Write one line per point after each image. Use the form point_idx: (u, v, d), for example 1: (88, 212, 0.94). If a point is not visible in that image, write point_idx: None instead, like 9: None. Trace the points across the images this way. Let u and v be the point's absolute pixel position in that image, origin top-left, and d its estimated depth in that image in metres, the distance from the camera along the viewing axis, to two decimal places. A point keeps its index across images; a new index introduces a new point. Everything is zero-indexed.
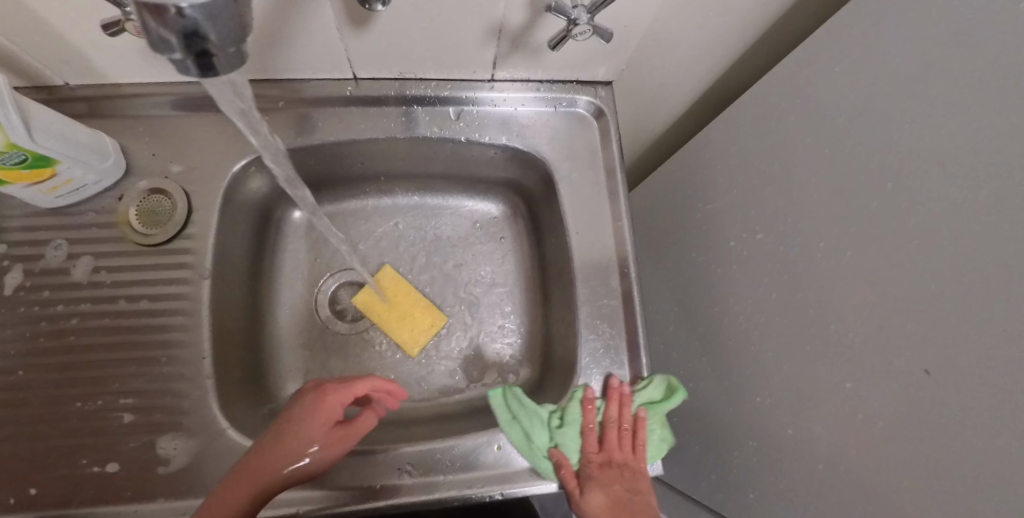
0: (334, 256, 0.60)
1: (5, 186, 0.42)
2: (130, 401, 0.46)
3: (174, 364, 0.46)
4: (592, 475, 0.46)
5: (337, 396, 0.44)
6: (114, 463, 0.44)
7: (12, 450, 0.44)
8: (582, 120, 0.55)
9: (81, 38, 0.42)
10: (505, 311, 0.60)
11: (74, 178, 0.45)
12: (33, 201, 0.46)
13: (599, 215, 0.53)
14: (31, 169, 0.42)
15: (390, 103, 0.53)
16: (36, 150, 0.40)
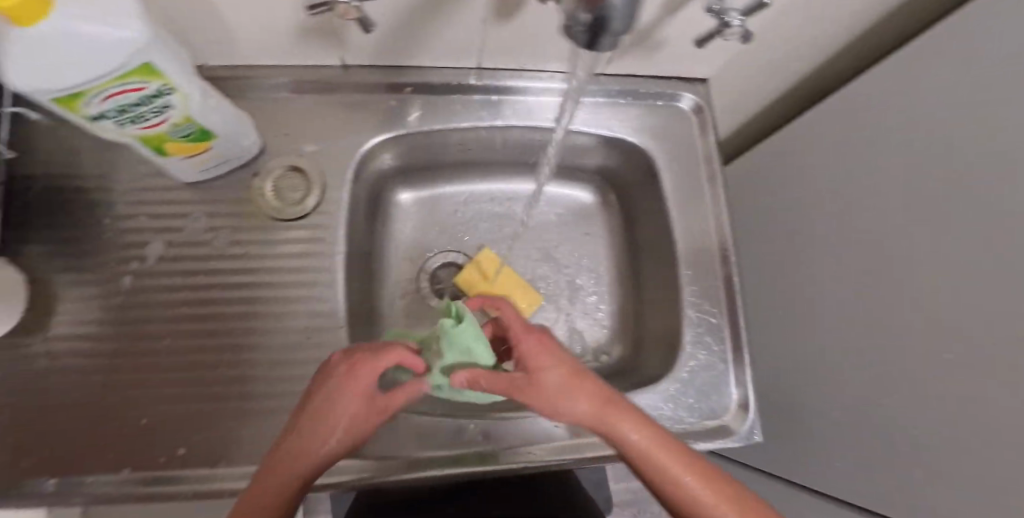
0: (440, 236, 0.62)
1: (168, 158, 0.45)
2: (270, 367, 0.48)
3: (311, 334, 0.49)
4: (528, 356, 0.40)
5: (362, 373, 0.39)
6: (259, 426, 0.47)
7: (160, 410, 0.47)
8: (684, 113, 0.58)
9: (239, 20, 0.43)
10: (602, 290, 0.63)
11: (223, 154, 0.48)
12: (182, 174, 0.48)
13: (701, 203, 0.56)
14: (194, 142, 0.44)
15: (507, 92, 0.56)
16: (205, 124, 0.43)
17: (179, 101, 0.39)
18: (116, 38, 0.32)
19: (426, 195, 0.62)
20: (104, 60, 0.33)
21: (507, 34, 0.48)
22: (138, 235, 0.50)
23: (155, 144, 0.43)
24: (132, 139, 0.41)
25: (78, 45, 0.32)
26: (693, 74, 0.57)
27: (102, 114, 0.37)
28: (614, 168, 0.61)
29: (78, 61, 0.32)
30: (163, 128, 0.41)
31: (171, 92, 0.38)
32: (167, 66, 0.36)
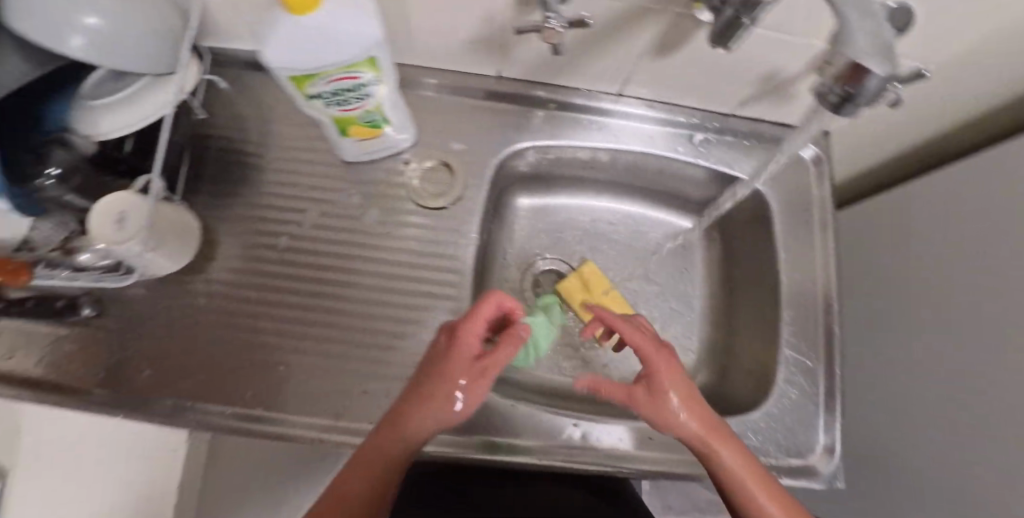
0: (549, 245, 0.66)
1: (346, 138, 0.50)
2: (398, 340, 0.53)
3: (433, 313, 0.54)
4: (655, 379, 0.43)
5: (465, 332, 0.41)
6: (381, 391, 0.51)
7: (296, 362, 0.51)
8: (802, 162, 0.61)
9: (433, 26, 0.50)
10: (693, 318, 0.66)
11: (388, 140, 0.53)
12: (347, 154, 0.53)
13: (807, 247, 0.59)
14: (371, 128, 0.49)
15: (641, 120, 0.60)
16: (388, 113, 0.48)
17: (379, 91, 0.45)
18: (361, 33, 0.38)
19: (542, 203, 0.66)
20: (344, 50, 0.38)
21: (658, 66, 0.53)
22: (297, 202, 0.56)
23: (343, 126, 0.48)
24: (328, 119, 0.47)
25: (332, 35, 0.37)
26: (816, 126, 0.60)
27: (319, 94, 0.43)
28: (724, 204, 0.64)
29: (326, 49, 0.38)
30: (356, 113, 0.46)
31: (378, 83, 0.43)
32: (383, 61, 0.42)
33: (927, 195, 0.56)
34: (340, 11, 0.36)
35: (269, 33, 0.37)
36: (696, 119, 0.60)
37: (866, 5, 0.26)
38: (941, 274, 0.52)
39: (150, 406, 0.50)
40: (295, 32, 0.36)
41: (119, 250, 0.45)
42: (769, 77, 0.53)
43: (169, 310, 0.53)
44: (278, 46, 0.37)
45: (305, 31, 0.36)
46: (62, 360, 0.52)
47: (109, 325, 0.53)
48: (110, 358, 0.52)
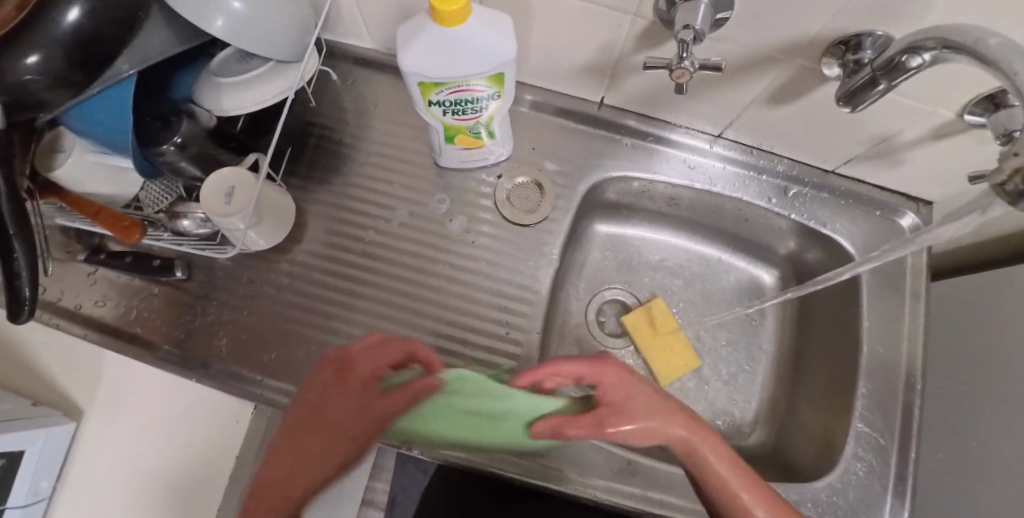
0: (618, 275, 0.66)
1: (449, 145, 0.51)
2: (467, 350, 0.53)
3: (503, 327, 0.54)
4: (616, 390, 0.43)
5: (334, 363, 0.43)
6: None
7: None
8: (899, 231, 0.59)
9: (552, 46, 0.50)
10: (756, 371, 0.64)
11: (485, 153, 0.54)
12: (444, 159, 0.54)
13: (893, 320, 0.56)
14: (475, 139, 0.50)
15: (738, 165, 0.59)
16: (495, 127, 0.49)
17: (494, 106, 0.45)
18: (498, 49, 0.39)
19: (620, 233, 0.66)
20: (478, 62, 0.40)
21: (767, 114, 0.52)
22: (385, 197, 0.57)
23: (450, 133, 0.49)
24: (438, 126, 0.48)
25: (471, 47, 0.38)
26: (921, 195, 0.58)
27: (439, 102, 0.43)
28: (810, 260, 0.62)
29: (462, 59, 0.39)
30: (467, 123, 0.47)
31: (496, 98, 0.44)
32: (507, 78, 0.43)
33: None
34: (483, 26, 0.38)
35: (413, 39, 0.38)
36: (794, 171, 0.59)
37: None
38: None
39: (221, 374, 0.52)
40: (438, 42, 0.38)
41: (223, 221, 0.47)
42: (882, 140, 0.51)
43: (248, 284, 0.55)
44: (419, 52, 0.38)
45: (446, 41, 0.38)
46: (148, 315, 0.55)
47: (192, 290, 0.55)
48: (190, 322, 0.54)
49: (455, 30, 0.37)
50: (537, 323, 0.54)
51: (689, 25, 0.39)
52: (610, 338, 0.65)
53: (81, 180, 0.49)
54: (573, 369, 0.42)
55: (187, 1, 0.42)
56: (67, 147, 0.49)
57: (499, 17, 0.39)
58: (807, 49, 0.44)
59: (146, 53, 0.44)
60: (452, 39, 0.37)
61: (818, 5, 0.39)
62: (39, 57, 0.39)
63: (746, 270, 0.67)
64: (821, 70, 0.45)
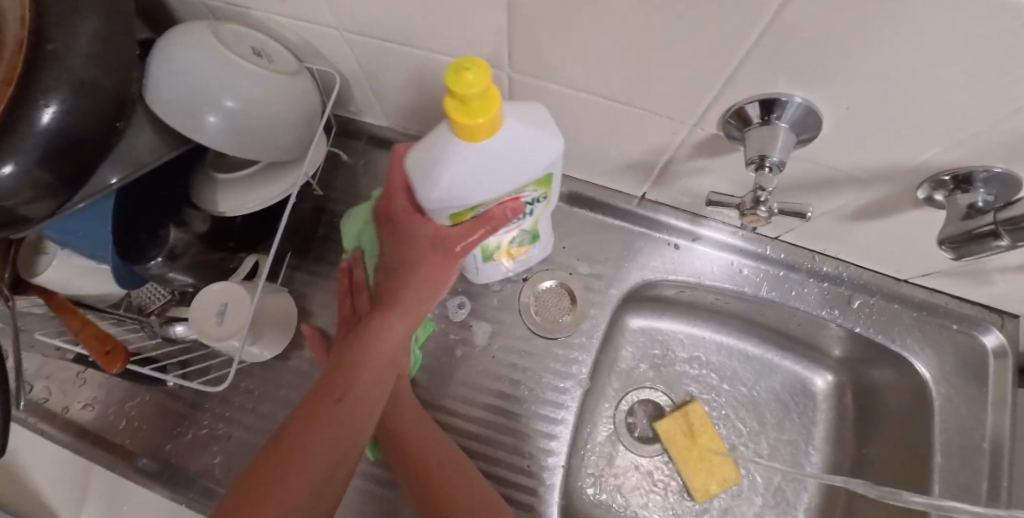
0: (652, 374, 0.60)
1: (489, 261, 0.47)
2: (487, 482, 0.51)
3: (526, 456, 0.51)
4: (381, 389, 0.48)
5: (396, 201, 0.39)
6: None
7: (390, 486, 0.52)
8: (981, 349, 0.51)
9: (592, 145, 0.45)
10: (805, 489, 0.57)
11: (528, 258, 0.50)
12: (481, 275, 0.51)
13: (975, 456, 0.49)
14: (519, 249, 0.47)
15: (799, 270, 0.52)
16: (539, 231, 0.45)
17: (539, 209, 0.41)
18: (537, 148, 0.33)
19: (656, 327, 0.60)
20: (522, 175, 0.34)
21: (834, 226, 0.45)
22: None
23: (490, 251, 0.45)
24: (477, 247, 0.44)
25: (510, 158, 0.33)
26: (1011, 310, 0.50)
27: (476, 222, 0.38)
28: (874, 371, 0.55)
29: (505, 177, 0.33)
30: (507, 238, 0.44)
31: (542, 201, 0.39)
32: (553, 178, 0.38)
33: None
34: (520, 132, 0.32)
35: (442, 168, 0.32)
36: (862, 279, 0.51)
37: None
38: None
39: (215, 498, 0.48)
40: (476, 165, 0.32)
41: (222, 347, 0.43)
42: (972, 261, 0.44)
43: (247, 395, 0.50)
44: (451, 180, 0.32)
45: (484, 164, 0.32)
46: (138, 424, 0.51)
47: (187, 396, 0.51)
48: (182, 434, 0.50)
49: (492, 147, 0.31)
50: (563, 452, 0.51)
51: (765, 156, 0.33)
52: (641, 445, 0.58)
53: (65, 287, 0.45)
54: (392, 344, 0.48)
55: (174, 111, 0.39)
56: (49, 247, 0.44)
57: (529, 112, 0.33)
58: (898, 175, 0.36)
59: (136, 163, 0.39)
60: (489, 158, 0.31)
61: (922, 136, 0.32)
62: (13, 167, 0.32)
63: (795, 372, 0.60)
64: (913, 194, 0.38)
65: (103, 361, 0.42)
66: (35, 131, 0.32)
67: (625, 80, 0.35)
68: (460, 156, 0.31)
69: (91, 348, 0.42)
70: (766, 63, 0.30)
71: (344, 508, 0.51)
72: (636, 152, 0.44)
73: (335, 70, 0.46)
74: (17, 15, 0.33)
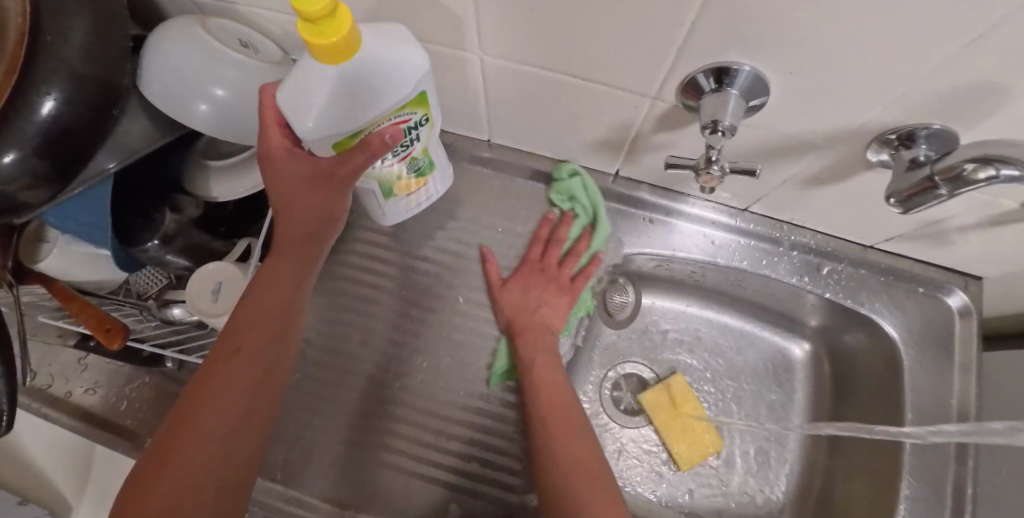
0: (634, 347, 0.62)
1: (390, 198, 0.47)
2: (474, 450, 0.52)
3: (511, 419, 0.53)
4: (525, 325, 0.52)
5: (276, 148, 0.37)
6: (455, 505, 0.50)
7: (370, 460, 0.50)
8: (946, 310, 0.53)
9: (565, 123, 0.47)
10: (785, 454, 0.59)
11: (429, 192, 0.50)
12: (388, 216, 0.51)
13: (943, 412, 0.51)
14: (415, 179, 0.46)
15: (770, 241, 0.54)
16: (431, 157, 0.45)
17: (425, 133, 0.41)
18: (410, 64, 0.34)
19: (636, 303, 0.62)
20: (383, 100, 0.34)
21: (798, 194, 0.48)
22: (392, 282, 0.56)
23: (387, 186, 0.45)
24: (372, 180, 0.44)
25: (380, 76, 0.33)
26: (972, 271, 0.52)
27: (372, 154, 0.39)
28: (846, 337, 0.57)
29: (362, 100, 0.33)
30: (402, 164, 0.43)
31: (426, 122, 0.40)
32: (429, 97, 0.38)
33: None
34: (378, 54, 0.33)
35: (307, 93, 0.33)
36: (830, 247, 0.53)
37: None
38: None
39: None
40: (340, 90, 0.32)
41: (212, 322, 0.45)
42: (929, 223, 0.46)
43: None
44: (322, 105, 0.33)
45: (357, 99, 0.33)
46: (138, 405, 0.52)
47: (186, 378, 0.53)
48: None
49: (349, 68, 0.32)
50: None
51: (717, 121, 0.35)
52: (626, 416, 0.61)
53: (67, 274, 0.47)
54: (552, 299, 0.54)
55: (168, 95, 0.41)
56: (51, 236, 0.47)
57: (387, 33, 0.34)
58: (846, 138, 0.39)
59: (128, 150, 0.42)
60: (350, 83, 0.32)
61: (862, 98, 0.35)
62: (15, 155, 0.35)
63: (773, 342, 0.62)
64: (865, 156, 0.40)
65: (104, 338, 0.44)
66: (34, 122, 0.35)
67: (588, 57, 0.38)
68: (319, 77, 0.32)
69: (91, 326, 0.45)
70: (714, 32, 0.32)
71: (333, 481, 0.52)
72: (607, 129, 0.47)
73: None
74: (18, 11, 0.35)
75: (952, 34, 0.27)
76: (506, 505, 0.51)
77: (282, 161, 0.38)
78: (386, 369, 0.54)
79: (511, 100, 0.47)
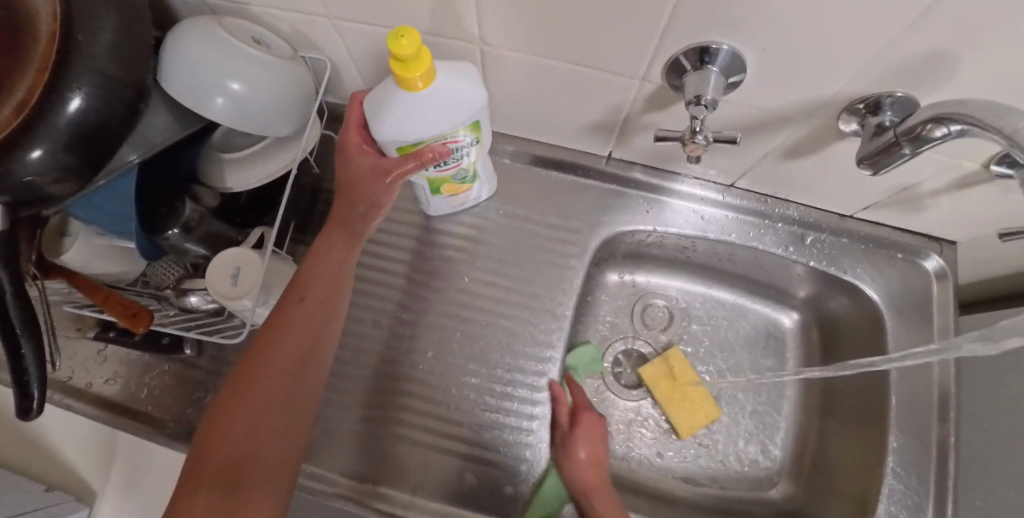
0: (632, 323, 0.65)
1: (436, 196, 0.51)
2: (483, 421, 0.54)
3: (519, 390, 0.56)
4: (591, 488, 0.49)
5: (352, 142, 0.44)
6: (468, 474, 0.52)
7: (381, 432, 0.53)
8: (923, 274, 0.57)
9: (559, 107, 0.51)
10: (779, 418, 0.63)
11: (472, 193, 0.54)
12: (433, 208, 0.56)
13: (924, 369, 0.54)
14: (460, 185, 0.50)
15: (755, 214, 0.58)
16: (478, 169, 0.49)
17: (474, 152, 0.45)
18: (473, 99, 0.39)
19: (633, 280, 0.66)
20: (446, 120, 0.39)
21: (779, 167, 0.51)
22: (399, 266, 0.59)
23: (435, 186, 0.49)
24: (422, 180, 0.48)
25: (445, 104, 0.38)
26: (946, 237, 0.56)
27: None
28: (833, 304, 0.61)
29: (430, 120, 0.39)
30: (450, 173, 0.47)
31: (476, 144, 0.44)
32: (483, 124, 0.43)
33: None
34: (450, 88, 0.38)
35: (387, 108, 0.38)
36: (813, 218, 0.57)
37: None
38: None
39: None
40: (411, 110, 0.38)
41: (233, 305, 0.47)
42: (902, 189, 0.50)
43: None
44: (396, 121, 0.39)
45: (425, 122, 0.39)
46: (159, 393, 0.54)
47: (204, 365, 0.55)
48: (201, 399, 0.54)
49: (423, 97, 0.37)
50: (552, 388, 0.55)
51: (700, 96, 0.38)
52: (628, 390, 0.64)
53: (88, 266, 0.49)
54: (587, 438, 0.52)
55: (190, 89, 0.44)
56: (72, 230, 0.48)
57: (466, 73, 0.39)
58: (820, 110, 0.42)
59: (150, 143, 0.44)
60: (423, 106, 0.38)
61: (834, 70, 0.38)
62: (43, 150, 0.37)
63: (764, 313, 0.65)
64: (837, 126, 0.43)
65: (129, 323, 0.46)
66: (60, 118, 0.37)
67: (580, 42, 0.41)
68: (398, 98, 0.38)
69: (116, 313, 0.46)
70: (695, 13, 0.35)
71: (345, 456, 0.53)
72: (599, 112, 0.50)
73: (326, 57, 0.52)
74: (48, 12, 0.38)
75: (907, 4, 0.30)
76: (517, 472, 0.53)
77: (354, 158, 0.44)
78: (397, 349, 0.56)
79: (509, 87, 0.50)
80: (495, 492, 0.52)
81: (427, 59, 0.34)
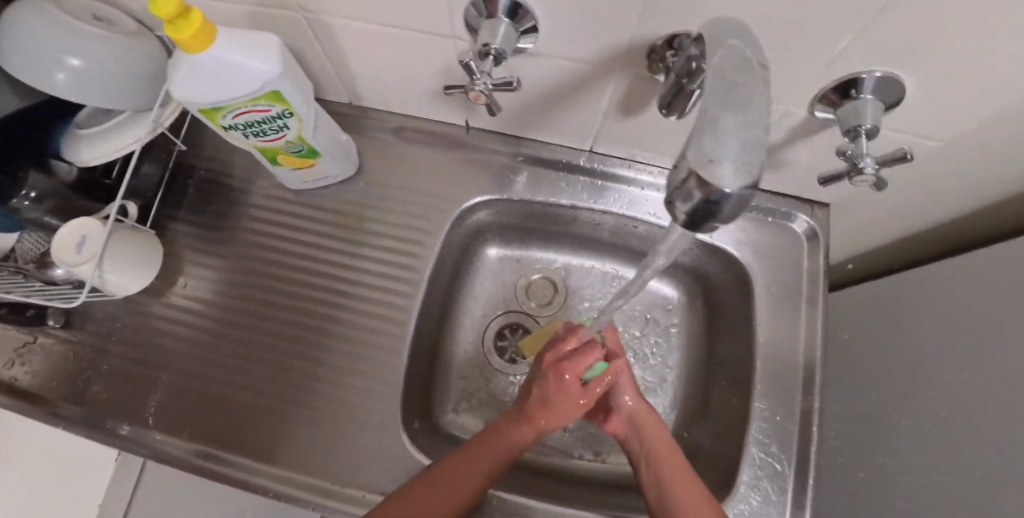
0: (514, 295, 0.66)
1: (277, 166, 0.52)
2: (340, 390, 0.55)
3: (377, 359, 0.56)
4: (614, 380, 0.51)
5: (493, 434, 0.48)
6: (319, 443, 0.52)
7: (241, 402, 0.54)
8: (793, 236, 0.56)
9: (405, 77, 0.52)
10: (662, 390, 0.61)
11: (322, 170, 0.55)
12: (281, 178, 0.57)
13: (787, 329, 0.53)
14: (301, 158, 0.51)
15: (619, 181, 0.58)
16: (313, 145, 0.49)
17: (296, 124, 0.46)
18: (272, 69, 0.40)
19: (514, 252, 0.66)
20: (240, 87, 0.40)
21: (622, 125, 0.51)
22: (277, 241, 0.61)
23: (271, 156, 0.50)
24: (254, 149, 0.49)
25: (236, 72, 0.39)
26: (814, 198, 0.56)
27: (233, 126, 0.44)
28: (710, 274, 0.59)
29: (219, 87, 0.39)
30: (279, 143, 0.48)
31: (290, 116, 0.44)
32: (292, 96, 0.43)
33: (966, 293, 0.48)
34: (238, 55, 0.38)
35: (172, 73, 0.39)
36: None
37: (750, 118, 0.20)
38: (962, 385, 0.45)
39: (98, 424, 0.53)
40: (197, 75, 0.38)
41: (78, 273, 0.49)
42: None
43: (129, 332, 0.57)
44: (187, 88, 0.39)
45: (215, 86, 0.39)
46: (27, 367, 0.56)
47: (77, 336, 0.57)
48: (68, 369, 0.56)
49: (202, 62, 0.38)
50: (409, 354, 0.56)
51: (489, 45, 0.39)
52: (510, 364, 0.63)
53: None
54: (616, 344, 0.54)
55: (28, 69, 0.45)
56: None
57: (264, 42, 0.40)
58: (628, 63, 0.42)
59: None
60: (206, 70, 0.38)
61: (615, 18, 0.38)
62: None
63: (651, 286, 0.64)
64: (651, 77, 0.43)
65: None
66: None
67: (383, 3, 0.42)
68: (180, 61, 0.38)
69: None
70: None
71: (201, 425, 0.54)
72: (441, 80, 0.51)
73: None
74: None
75: None
76: (369, 441, 0.52)
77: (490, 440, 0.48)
78: (269, 320, 0.58)
79: (352, 58, 0.51)
80: (343, 462, 0.52)
81: (197, 19, 0.34)
